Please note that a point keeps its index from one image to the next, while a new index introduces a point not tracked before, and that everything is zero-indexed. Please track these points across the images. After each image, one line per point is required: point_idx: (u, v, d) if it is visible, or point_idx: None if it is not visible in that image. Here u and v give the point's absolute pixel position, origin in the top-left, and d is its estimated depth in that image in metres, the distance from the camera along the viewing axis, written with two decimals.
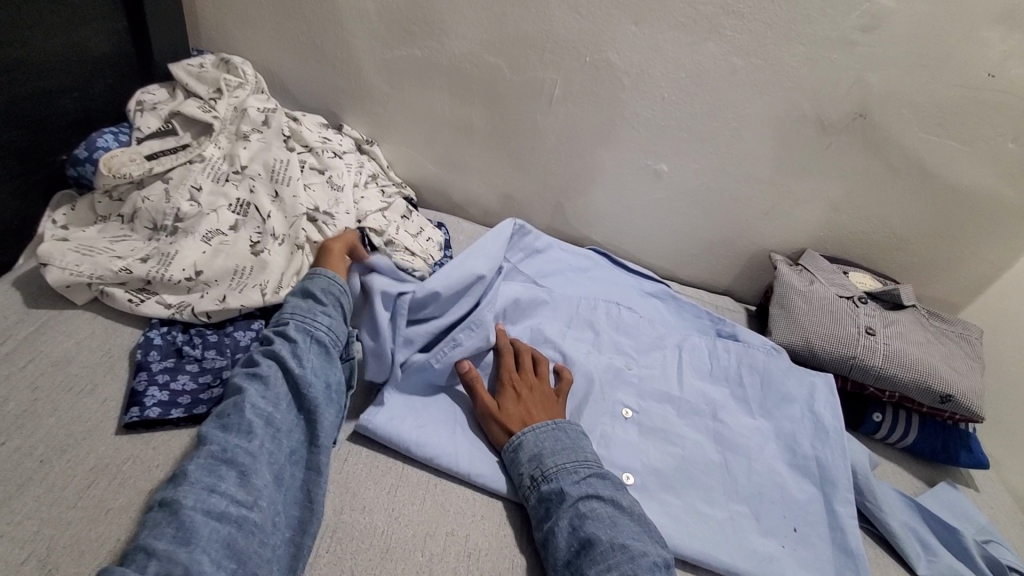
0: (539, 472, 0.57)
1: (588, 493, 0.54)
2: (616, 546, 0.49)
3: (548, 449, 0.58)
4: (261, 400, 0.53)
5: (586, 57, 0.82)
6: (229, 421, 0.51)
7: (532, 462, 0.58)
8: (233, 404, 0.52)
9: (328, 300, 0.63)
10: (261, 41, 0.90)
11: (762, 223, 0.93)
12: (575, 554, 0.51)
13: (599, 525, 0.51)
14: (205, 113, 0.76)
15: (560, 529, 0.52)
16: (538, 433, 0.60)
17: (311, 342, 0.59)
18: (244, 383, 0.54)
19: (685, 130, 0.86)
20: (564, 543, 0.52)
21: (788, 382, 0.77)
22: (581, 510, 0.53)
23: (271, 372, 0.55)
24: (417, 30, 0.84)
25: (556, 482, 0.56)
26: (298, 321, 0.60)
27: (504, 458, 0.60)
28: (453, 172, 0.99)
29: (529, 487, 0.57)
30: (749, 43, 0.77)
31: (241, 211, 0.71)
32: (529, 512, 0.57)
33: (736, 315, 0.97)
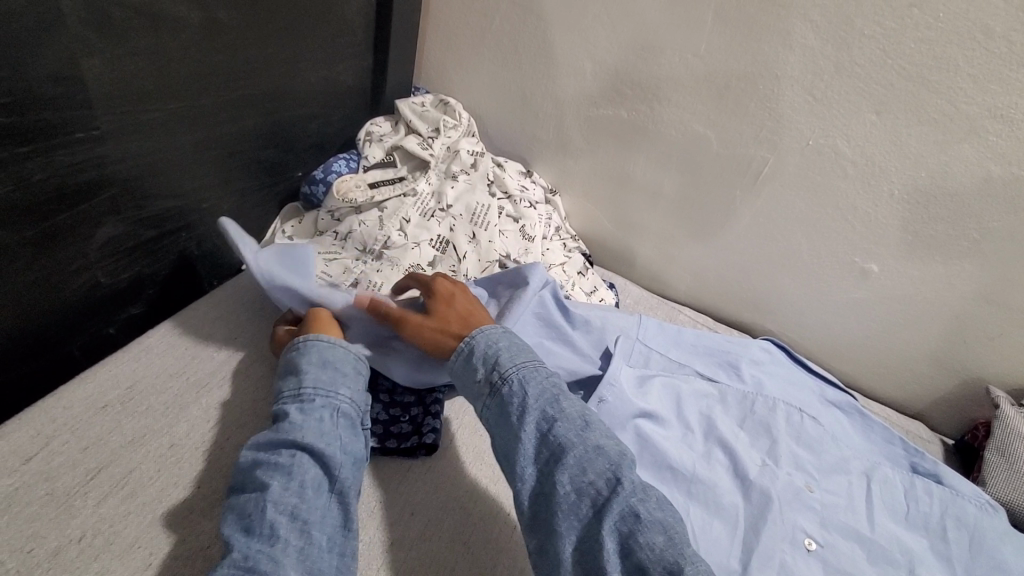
0: (497, 373, 0.53)
1: (551, 399, 0.51)
2: (590, 448, 0.48)
3: (503, 345, 0.55)
4: (254, 494, 0.46)
5: (808, 141, 0.77)
6: (253, 517, 0.44)
7: (486, 363, 0.54)
8: (255, 496, 0.45)
9: (337, 367, 0.55)
10: (474, 87, 0.96)
11: (985, 349, 0.80)
12: (548, 460, 0.48)
13: (569, 429, 0.49)
14: (424, 149, 0.81)
15: (527, 435, 0.49)
16: (494, 333, 0.57)
17: (327, 417, 0.52)
18: (267, 474, 0.47)
19: (910, 232, 0.76)
20: (530, 447, 0.49)
21: (1004, 551, 0.65)
22: (548, 413, 0.50)
23: (295, 459, 0.48)
24: (629, 92, 0.85)
25: (517, 384, 0.52)
26: (306, 396, 0.52)
27: (453, 366, 0.56)
28: (628, 234, 0.97)
29: (483, 390, 0.53)
30: (1017, 152, 0.67)
31: (440, 248, 0.74)
32: (484, 413, 0.53)
33: (931, 447, 0.84)
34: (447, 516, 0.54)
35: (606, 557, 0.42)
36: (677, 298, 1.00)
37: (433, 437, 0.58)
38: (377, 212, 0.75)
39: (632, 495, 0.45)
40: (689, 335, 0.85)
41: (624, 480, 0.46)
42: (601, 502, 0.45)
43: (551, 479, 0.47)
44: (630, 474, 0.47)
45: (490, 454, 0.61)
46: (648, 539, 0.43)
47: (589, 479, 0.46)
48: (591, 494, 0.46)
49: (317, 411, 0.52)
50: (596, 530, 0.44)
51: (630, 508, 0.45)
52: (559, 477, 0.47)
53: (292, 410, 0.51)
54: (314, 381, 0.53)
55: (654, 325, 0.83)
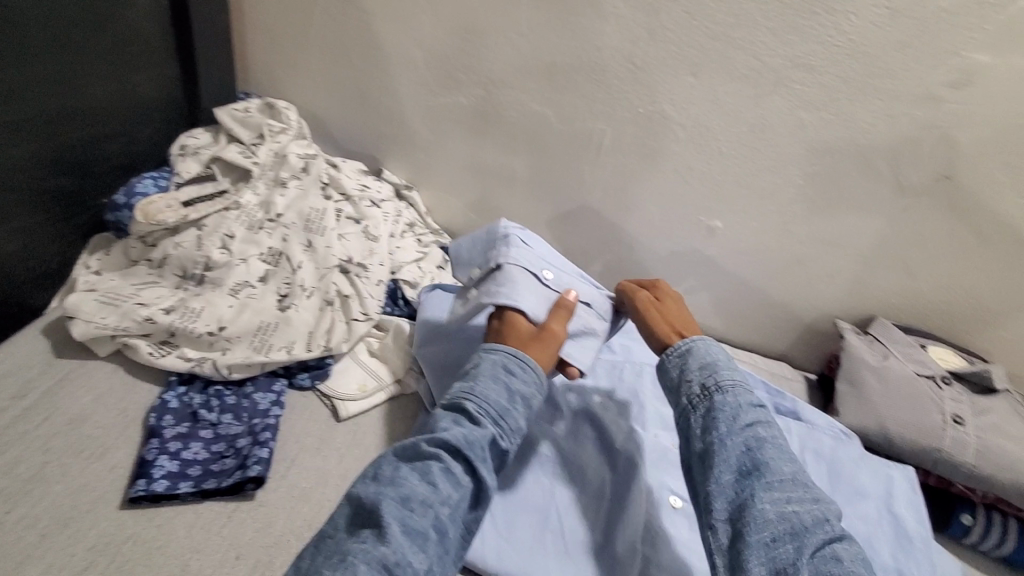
0: (713, 381, 0.54)
1: (761, 420, 0.52)
2: (797, 481, 0.47)
3: (719, 362, 0.56)
4: (426, 493, 0.45)
5: (639, 108, 0.78)
6: (420, 519, 0.43)
7: (703, 371, 0.55)
8: (427, 497, 0.45)
9: (528, 408, 0.53)
10: (307, 87, 0.90)
11: (827, 287, 0.85)
12: (746, 472, 0.48)
13: (778, 455, 0.49)
14: (245, 158, 0.75)
15: (733, 445, 0.49)
16: (707, 346, 0.58)
17: (500, 452, 0.50)
18: (437, 476, 0.46)
19: (742, 185, 0.80)
20: (732, 454, 0.49)
21: (861, 475, 0.68)
22: (756, 433, 0.50)
23: (464, 477, 0.47)
24: (463, 77, 0.82)
25: (730, 396, 0.53)
26: (505, 428, 0.50)
27: (668, 367, 0.58)
28: (492, 221, 0.95)
29: (695, 397, 0.54)
30: (820, 97, 0.71)
31: (272, 261, 0.68)
32: (684, 414, 0.54)
33: (795, 386, 0.89)
34: (279, 551, 0.49)
35: None
36: None
37: (257, 470, 0.52)
38: (194, 231, 0.67)
39: (830, 534, 0.44)
40: None
41: (830, 520, 0.45)
42: (800, 530, 0.44)
43: (751, 492, 0.47)
44: (837, 521, 0.45)
45: (335, 474, 0.56)
46: None
47: (794, 508, 0.45)
48: (795, 521, 0.44)
49: (497, 447, 0.50)
50: (793, 557, 0.43)
51: (832, 549, 0.43)
52: (760, 492, 0.46)
53: (490, 436, 0.49)
54: (514, 425, 0.51)
55: None
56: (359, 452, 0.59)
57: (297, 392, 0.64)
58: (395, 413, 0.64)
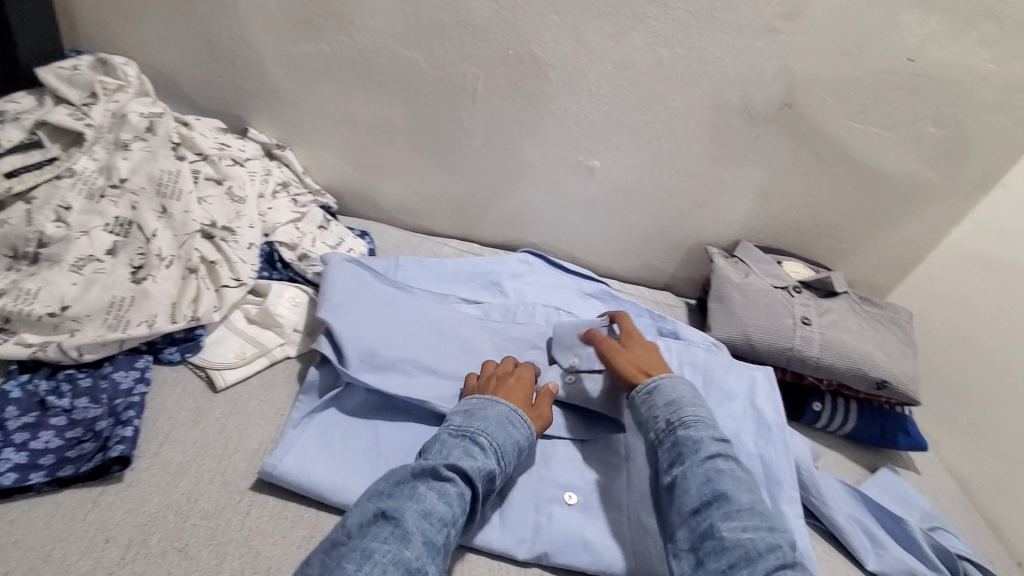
0: (677, 417, 0.57)
1: (723, 453, 0.54)
2: (755, 511, 0.50)
3: (684, 398, 0.59)
4: (445, 512, 0.47)
5: (508, 50, 0.77)
6: (437, 535, 0.45)
7: (668, 407, 0.58)
8: (445, 516, 0.46)
9: (522, 450, 0.56)
10: (148, 40, 0.81)
11: (698, 216, 0.92)
12: (706, 505, 0.51)
13: (737, 486, 0.51)
14: (77, 120, 0.67)
15: (694, 479, 0.52)
16: (674, 385, 0.60)
17: (494, 484, 0.53)
18: (452, 497, 0.48)
19: (614, 123, 0.83)
20: (693, 490, 0.52)
21: (728, 378, 0.76)
22: (716, 465, 0.53)
23: (467, 501, 0.49)
24: (323, 23, 0.77)
25: (693, 431, 0.56)
26: (504, 464, 0.54)
27: (638, 400, 0.60)
28: (378, 177, 0.93)
29: (660, 431, 0.57)
30: (674, 33, 0.74)
31: (121, 231, 0.62)
32: (656, 450, 0.57)
33: (677, 310, 0.97)
34: (156, 527, 0.47)
35: None
36: (444, 232, 1.00)
37: (120, 449, 0.49)
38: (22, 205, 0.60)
39: (780, 559, 0.46)
40: (477, 262, 0.86)
41: (782, 547, 0.47)
42: (753, 556, 0.46)
43: (711, 522, 0.49)
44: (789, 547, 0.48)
45: (216, 442, 0.54)
46: None
47: (750, 536, 0.48)
48: (748, 548, 0.47)
49: (494, 481, 0.53)
50: None
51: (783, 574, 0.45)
52: (718, 523, 0.49)
53: (494, 470, 0.52)
54: (511, 463, 0.54)
55: (436, 263, 0.83)
56: (244, 418, 0.57)
57: (166, 368, 0.60)
58: (281, 376, 0.63)
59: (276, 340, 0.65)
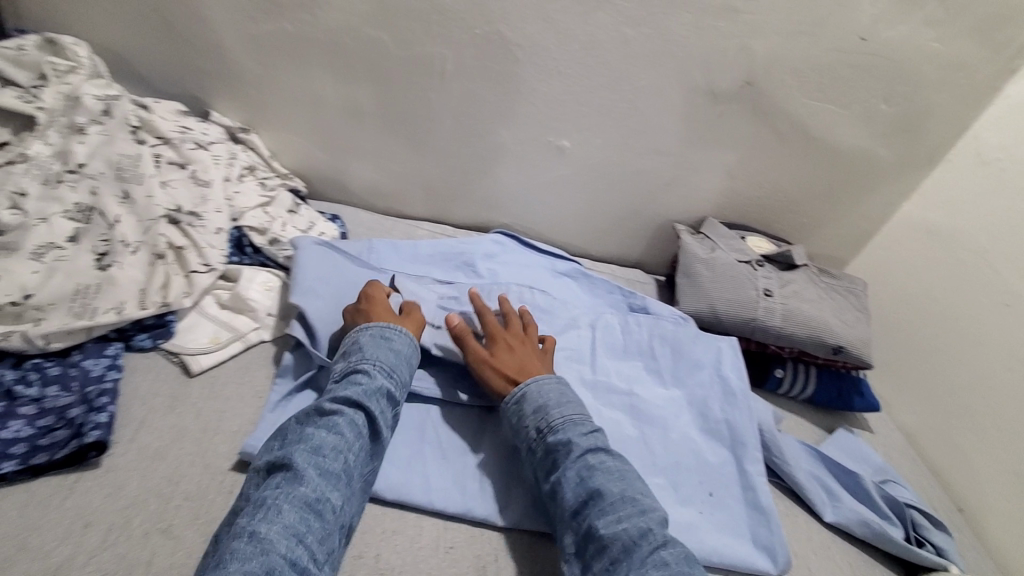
0: (545, 424, 0.58)
1: (594, 448, 0.56)
2: (625, 498, 0.52)
3: (552, 400, 0.59)
4: (335, 442, 0.49)
5: (475, 29, 0.77)
6: (332, 463, 0.48)
7: (537, 415, 0.59)
8: (337, 445, 0.49)
9: (404, 369, 0.58)
10: (97, 19, 0.78)
11: (666, 194, 0.94)
12: (583, 505, 0.52)
13: (608, 479, 0.53)
14: (25, 103, 0.64)
15: (569, 481, 0.54)
16: (540, 388, 0.61)
17: (389, 405, 0.55)
18: (342, 427, 0.50)
19: (582, 103, 0.84)
20: (571, 492, 0.53)
21: (696, 349, 0.79)
22: (590, 462, 0.55)
23: (363, 425, 0.52)
24: (285, 1, 0.75)
25: (563, 433, 0.57)
26: (393, 380, 0.56)
27: (506, 411, 0.61)
28: (347, 161, 0.92)
29: (530, 438, 0.58)
30: (639, 12, 0.75)
31: (81, 217, 0.60)
32: (531, 456, 0.58)
33: (647, 287, 1.00)
34: (136, 510, 0.47)
35: None
36: (416, 214, 1.00)
37: (96, 435, 0.49)
38: None
39: (654, 543, 0.48)
40: (453, 245, 0.87)
41: (653, 530, 0.49)
42: (629, 546, 0.48)
43: (592, 521, 0.51)
44: (659, 526, 0.50)
45: (193, 427, 0.54)
46: None
47: (624, 525, 0.49)
48: (625, 539, 0.49)
49: (390, 400, 0.55)
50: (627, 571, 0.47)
51: (659, 556, 0.47)
52: (596, 521, 0.51)
53: (384, 388, 0.55)
54: (401, 381, 0.57)
55: (411, 247, 0.84)
56: (221, 402, 0.57)
57: (137, 355, 0.59)
58: (257, 360, 0.63)
59: (249, 324, 0.64)
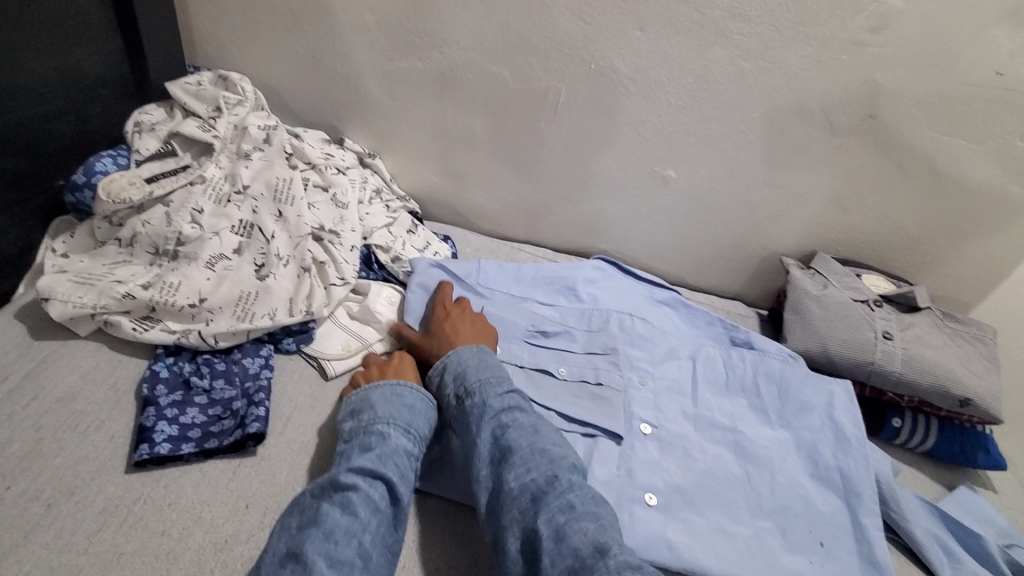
0: (463, 390, 0.60)
1: (507, 406, 0.58)
2: (536, 451, 0.53)
3: (472, 368, 0.62)
4: (349, 523, 0.46)
5: (590, 64, 0.81)
6: (344, 549, 0.44)
7: (456, 382, 0.61)
8: (349, 526, 0.46)
9: (422, 428, 0.57)
10: (258, 58, 0.89)
11: (773, 227, 0.92)
12: (496, 461, 0.54)
13: (519, 434, 0.55)
14: (205, 131, 0.74)
15: (482, 439, 0.55)
16: (461, 357, 0.63)
17: (410, 468, 0.53)
18: (359, 502, 0.48)
19: (691, 135, 0.84)
20: (486, 450, 0.54)
21: (805, 390, 0.76)
22: (503, 422, 0.56)
23: (382, 497, 0.49)
24: (417, 40, 0.83)
25: (481, 397, 0.58)
26: (411, 439, 0.54)
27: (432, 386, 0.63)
28: (457, 185, 0.99)
29: (454, 406, 0.60)
30: (757, 47, 0.75)
31: (244, 232, 0.69)
32: (454, 422, 0.59)
33: (747, 321, 0.97)
34: (286, 498, 0.52)
35: (542, 546, 0.46)
36: (516, 237, 1.04)
37: (256, 426, 0.55)
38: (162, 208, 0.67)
39: (562, 491, 0.50)
40: (556, 270, 0.89)
41: (560, 479, 0.51)
42: (538, 492, 0.50)
43: (501, 476, 0.52)
44: (566, 473, 0.52)
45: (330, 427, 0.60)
46: (581, 527, 0.47)
47: (533, 477, 0.51)
48: (531, 489, 0.50)
49: (409, 463, 0.53)
50: (536, 518, 0.48)
51: (568, 501, 0.49)
52: (507, 475, 0.52)
53: (399, 451, 0.53)
54: (416, 440, 0.55)
55: (515, 270, 0.87)
56: None
57: (283, 357, 0.67)
58: None
59: (376, 336, 0.70)
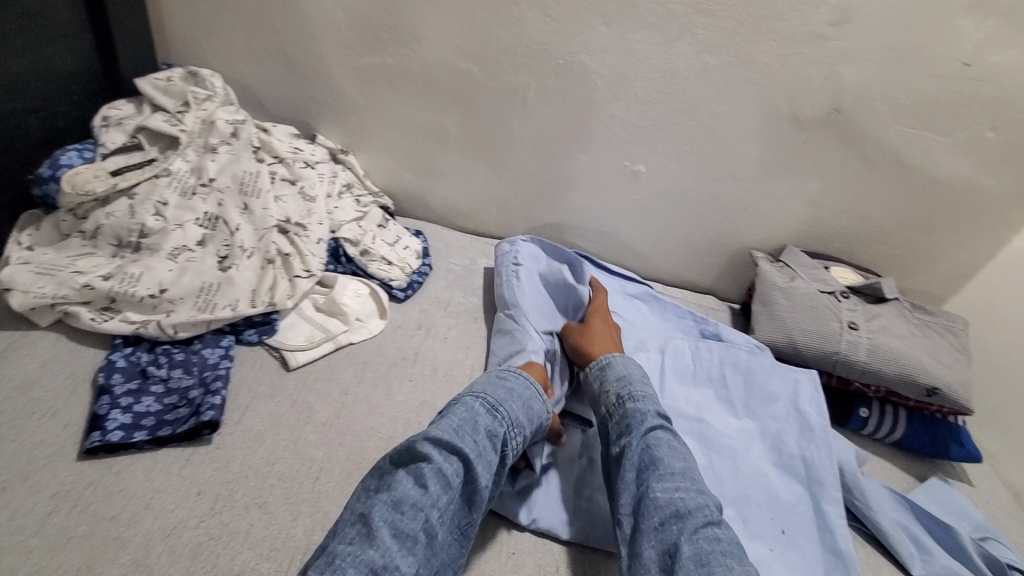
0: (626, 392, 0.63)
1: (664, 425, 0.59)
2: (684, 474, 0.54)
3: (634, 376, 0.65)
4: (417, 496, 0.48)
5: (558, 60, 0.81)
6: (410, 521, 0.46)
7: (620, 384, 0.64)
8: (416, 499, 0.48)
9: (518, 411, 0.58)
10: (231, 56, 0.90)
11: (743, 221, 0.93)
12: (642, 469, 0.55)
13: (669, 453, 0.56)
14: (172, 126, 0.74)
15: (632, 446, 0.57)
16: (623, 362, 0.67)
17: (493, 448, 0.54)
18: (432, 474, 0.49)
19: (659, 129, 0.85)
20: (635, 456, 0.56)
21: (771, 380, 0.76)
22: (654, 434, 0.58)
23: (455, 472, 0.50)
24: (388, 37, 0.84)
25: (640, 405, 0.61)
26: (495, 420, 0.55)
27: (592, 376, 0.67)
28: (432, 182, 0.99)
29: (611, 405, 0.63)
30: (721, 41, 0.76)
31: (209, 224, 0.69)
32: (608, 422, 0.62)
33: (720, 315, 0.98)
34: (238, 485, 0.52)
35: (681, 564, 0.46)
36: (492, 234, 1.05)
37: (211, 415, 0.55)
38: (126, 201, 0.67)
39: (705, 517, 0.50)
40: None
41: (709, 506, 0.51)
42: (680, 512, 0.50)
43: (647, 486, 0.53)
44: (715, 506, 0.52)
45: (289, 416, 0.60)
46: (725, 560, 0.46)
47: (681, 495, 0.52)
48: (678, 506, 0.51)
49: (493, 444, 0.54)
50: (675, 535, 0.48)
51: (709, 529, 0.49)
52: (652, 486, 0.53)
53: (485, 430, 0.54)
54: (507, 422, 0.56)
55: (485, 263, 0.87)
56: (314, 396, 0.63)
57: (246, 349, 0.67)
58: (345, 361, 0.68)
59: (341, 327, 0.70)
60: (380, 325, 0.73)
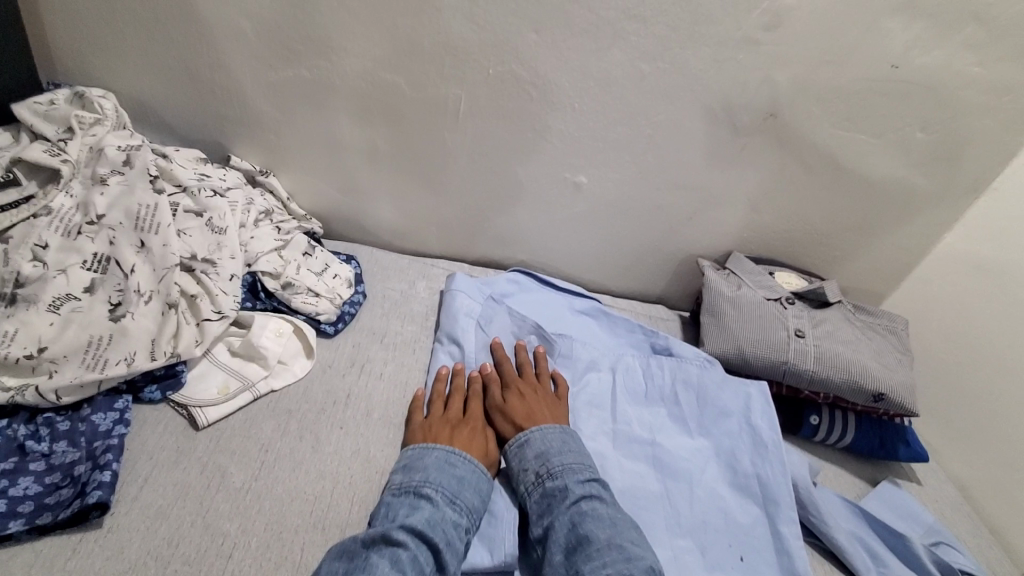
0: (545, 468, 0.60)
1: (588, 495, 0.57)
2: (613, 544, 0.52)
3: (553, 448, 0.61)
4: None
5: (489, 69, 0.77)
6: None
7: (538, 459, 0.61)
8: None
9: (478, 494, 0.57)
10: (126, 72, 0.81)
11: (688, 228, 0.91)
12: (572, 549, 0.53)
13: (597, 524, 0.54)
14: (53, 156, 0.65)
15: (558, 526, 0.54)
16: (542, 434, 0.63)
17: (460, 535, 0.53)
18: (408, 563, 0.47)
19: (598, 140, 0.82)
20: (561, 537, 0.54)
21: (723, 395, 0.74)
22: (582, 509, 0.55)
23: (427, 560, 0.49)
24: (302, 49, 0.77)
25: (563, 479, 0.58)
26: (458, 507, 0.54)
27: (508, 454, 0.63)
28: (365, 201, 0.93)
29: (531, 483, 0.59)
30: (655, 47, 0.73)
31: (99, 267, 0.60)
32: (530, 503, 0.58)
33: (670, 324, 0.96)
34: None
35: None
36: (433, 252, 1.00)
37: (98, 495, 0.48)
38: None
39: None
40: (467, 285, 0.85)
41: None
42: None
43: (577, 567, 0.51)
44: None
45: (199, 484, 0.54)
46: None
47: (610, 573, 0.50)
48: None
49: (458, 532, 0.52)
50: None
51: None
52: (582, 567, 0.51)
53: (450, 519, 0.53)
54: (470, 507, 0.55)
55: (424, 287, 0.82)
56: (229, 456, 0.56)
57: (147, 407, 0.60)
58: (265, 412, 0.62)
59: (260, 373, 0.64)
60: (306, 366, 0.67)
